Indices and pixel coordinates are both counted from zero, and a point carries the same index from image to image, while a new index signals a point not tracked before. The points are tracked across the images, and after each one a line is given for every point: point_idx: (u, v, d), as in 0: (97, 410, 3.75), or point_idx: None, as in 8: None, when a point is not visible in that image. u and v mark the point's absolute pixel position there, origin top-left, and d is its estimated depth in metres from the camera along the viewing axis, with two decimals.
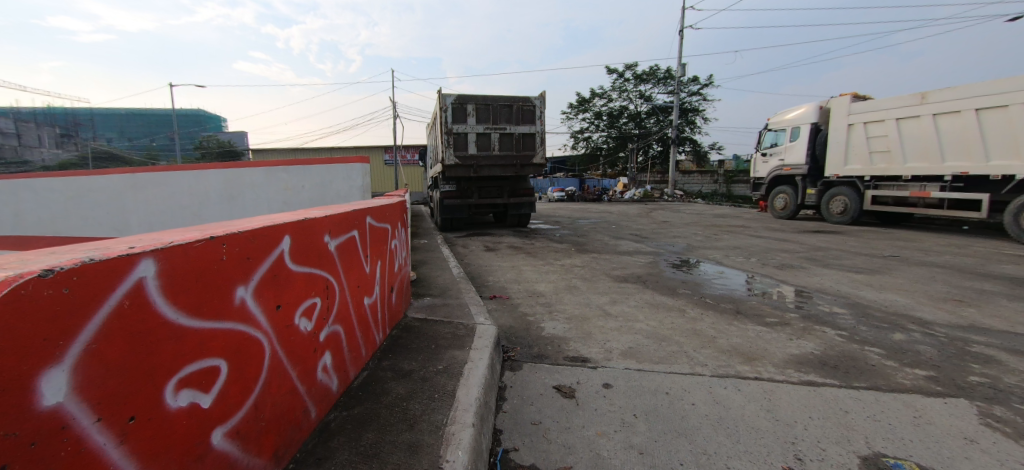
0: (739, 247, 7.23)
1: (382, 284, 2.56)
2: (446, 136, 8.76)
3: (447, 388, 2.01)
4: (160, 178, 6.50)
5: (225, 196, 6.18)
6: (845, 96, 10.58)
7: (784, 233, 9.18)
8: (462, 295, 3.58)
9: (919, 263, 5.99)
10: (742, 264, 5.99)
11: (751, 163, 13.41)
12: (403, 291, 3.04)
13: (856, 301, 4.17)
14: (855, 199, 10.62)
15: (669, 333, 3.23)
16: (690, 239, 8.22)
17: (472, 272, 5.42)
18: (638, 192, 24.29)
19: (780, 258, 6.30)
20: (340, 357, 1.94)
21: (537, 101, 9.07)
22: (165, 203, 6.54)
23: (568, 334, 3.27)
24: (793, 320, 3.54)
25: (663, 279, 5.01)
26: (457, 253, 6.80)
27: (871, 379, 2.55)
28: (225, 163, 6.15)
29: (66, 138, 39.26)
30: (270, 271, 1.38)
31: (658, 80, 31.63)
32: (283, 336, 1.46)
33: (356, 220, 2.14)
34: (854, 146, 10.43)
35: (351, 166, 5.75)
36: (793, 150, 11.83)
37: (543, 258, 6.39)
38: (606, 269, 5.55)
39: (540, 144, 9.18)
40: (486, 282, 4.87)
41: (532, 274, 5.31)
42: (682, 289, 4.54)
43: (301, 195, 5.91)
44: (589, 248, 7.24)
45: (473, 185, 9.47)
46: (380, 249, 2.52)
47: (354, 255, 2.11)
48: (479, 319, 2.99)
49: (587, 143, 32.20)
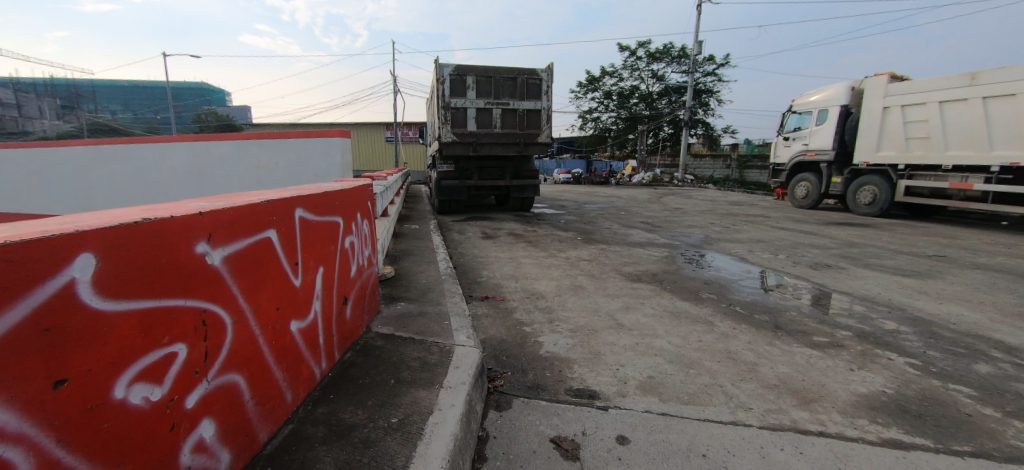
0: (763, 240, 6.54)
1: (329, 296, 1.93)
2: (443, 110, 8.02)
3: (396, 461, 1.40)
4: (125, 152, 5.89)
5: (193, 172, 5.57)
6: (882, 76, 9.70)
7: (808, 225, 8.47)
8: (443, 300, 2.94)
9: (970, 266, 5.30)
10: (769, 262, 5.31)
11: (772, 148, 12.57)
12: (366, 298, 2.41)
13: (917, 315, 3.50)
14: (886, 189, 9.81)
15: (698, 357, 2.60)
16: (707, 229, 7.52)
17: (464, 265, 4.78)
18: (647, 176, 23.47)
19: (812, 256, 5.59)
20: (239, 416, 1.32)
21: (544, 73, 8.32)
22: (131, 180, 5.95)
23: (571, 353, 2.64)
24: (848, 342, 2.91)
25: (682, 279, 4.35)
26: (452, 241, 6.17)
27: (973, 440, 1.92)
28: (193, 136, 5.50)
29: (66, 107, 38.34)
30: (31, 327, 0.78)
31: (672, 59, 30.22)
32: (78, 427, 0.85)
33: (276, 212, 1.50)
34: (888, 131, 9.59)
35: (330, 141, 5.04)
36: (819, 135, 10.98)
37: (546, 248, 5.73)
38: (617, 264, 4.90)
39: (546, 121, 8.44)
40: (478, 278, 4.25)
41: (532, 268, 4.68)
42: (705, 294, 3.88)
43: (276, 173, 5.25)
44: (597, 237, 6.58)
45: (473, 165, 8.76)
46: (326, 251, 1.89)
47: (272, 263, 1.48)
48: (460, 338, 2.36)
49: (595, 124, 31.11)
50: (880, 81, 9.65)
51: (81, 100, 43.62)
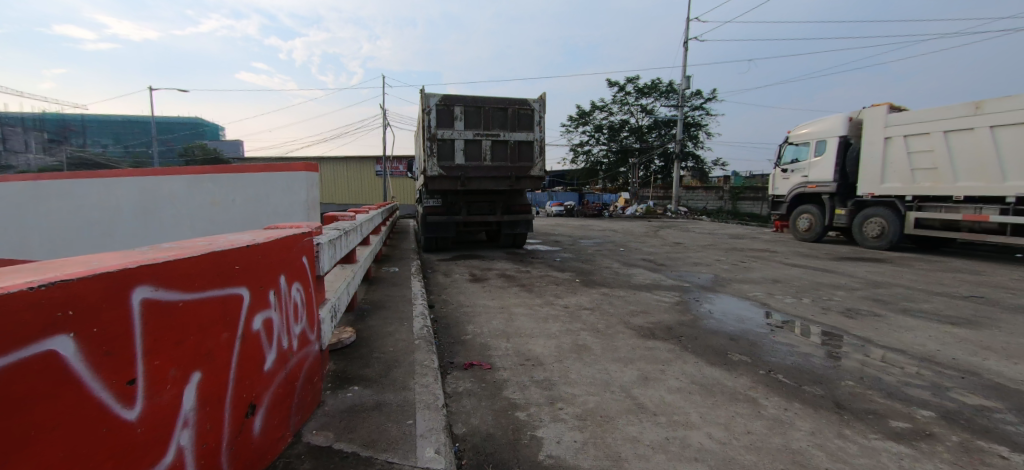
0: (779, 280, 5.95)
1: (217, 414, 1.27)
2: (429, 142, 7.52)
3: None
4: (67, 188, 5.25)
5: (141, 211, 4.91)
6: (881, 105, 9.51)
7: (819, 261, 7.93)
8: (412, 382, 2.24)
9: (1017, 309, 4.72)
10: (795, 308, 4.67)
11: (770, 180, 12.24)
12: (296, 393, 1.74)
13: (998, 382, 2.85)
14: (894, 222, 9.37)
15: (755, 463, 1.91)
16: (715, 268, 6.93)
17: (447, 319, 4.09)
18: (641, 208, 23.19)
19: (839, 299, 4.97)
20: None
21: (536, 104, 7.91)
22: (72, 220, 5.28)
23: (581, 460, 1.93)
24: (937, 430, 2.24)
25: (702, 334, 3.69)
26: (436, 286, 5.49)
27: None
28: (142, 170, 4.88)
29: (54, 142, 38.04)
30: None
31: (660, 93, 30.67)
32: None
33: (77, 303, 0.87)
34: (892, 162, 9.28)
35: (293, 175, 4.35)
36: (819, 166, 10.64)
37: (540, 294, 5.05)
38: (624, 314, 4.25)
39: (539, 153, 7.97)
40: (462, 338, 3.56)
41: (526, 321, 4.00)
42: (736, 356, 3.20)
43: (231, 212, 4.59)
44: (597, 279, 5.94)
45: (461, 200, 8.18)
46: (208, 345, 1.24)
47: (50, 397, 0.84)
48: (426, 453, 1.65)
49: (586, 157, 31.19)
50: (880, 111, 9.42)
51: (69, 134, 43.16)
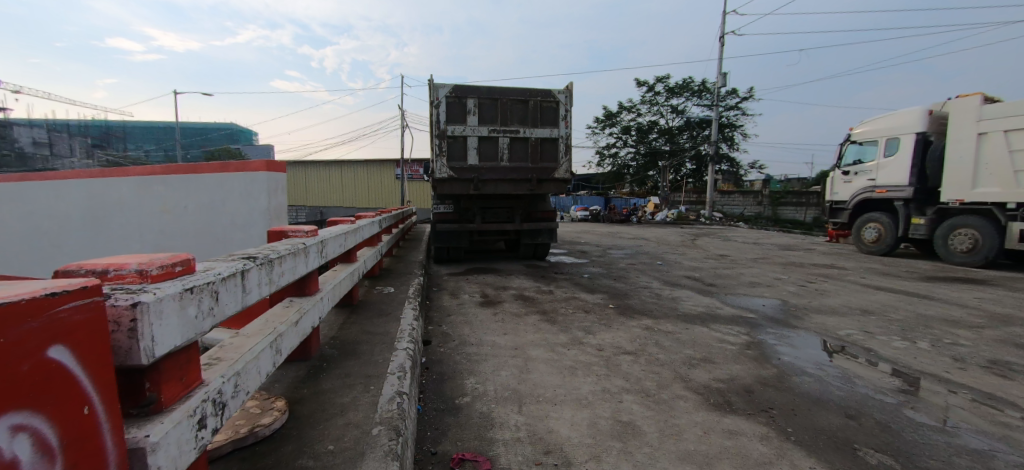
0: (870, 311, 4.69)
1: None
2: (438, 139, 6.59)
3: None
4: (16, 192, 4.55)
5: (90, 220, 4.16)
6: (970, 96, 8.04)
7: (903, 281, 6.56)
8: None
9: None
10: (914, 357, 3.42)
11: (828, 183, 10.78)
12: None
13: None
14: (990, 234, 7.84)
15: None
16: (780, 290, 5.68)
17: (441, 367, 3.08)
18: (671, 215, 21.82)
19: (969, 345, 3.68)
20: None
21: (561, 95, 6.87)
22: (21, 229, 4.58)
23: None
24: None
25: (802, 405, 2.56)
26: (437, 312, 4.51)
27: None
28: (89, 171, 4.12)
29: (96, 147, 39.66)
30: None
31: (693, 93, 29.07)
32: None
33: None
34: (987, 162, 7.78)
35: (250, 175, 3.47)
36: (890, 167, 9.16)
37: (566, 327, 3.97)
38: (681, 364, 3.13)
39: (565, 152, 6.94)
40: (457, 404, 2.54)
41: (547, 374, 2.94)
42: (871, 455, 2.07)
43: (183, 221, 3.75)
44: (636, 305, 4.83)
45: (476, 206, 7.20)
46: None
47: None
48: None
49: (613, 161, 29.88)
50: (971, 102, 7.94)
51: (112, 139, 45.10)
